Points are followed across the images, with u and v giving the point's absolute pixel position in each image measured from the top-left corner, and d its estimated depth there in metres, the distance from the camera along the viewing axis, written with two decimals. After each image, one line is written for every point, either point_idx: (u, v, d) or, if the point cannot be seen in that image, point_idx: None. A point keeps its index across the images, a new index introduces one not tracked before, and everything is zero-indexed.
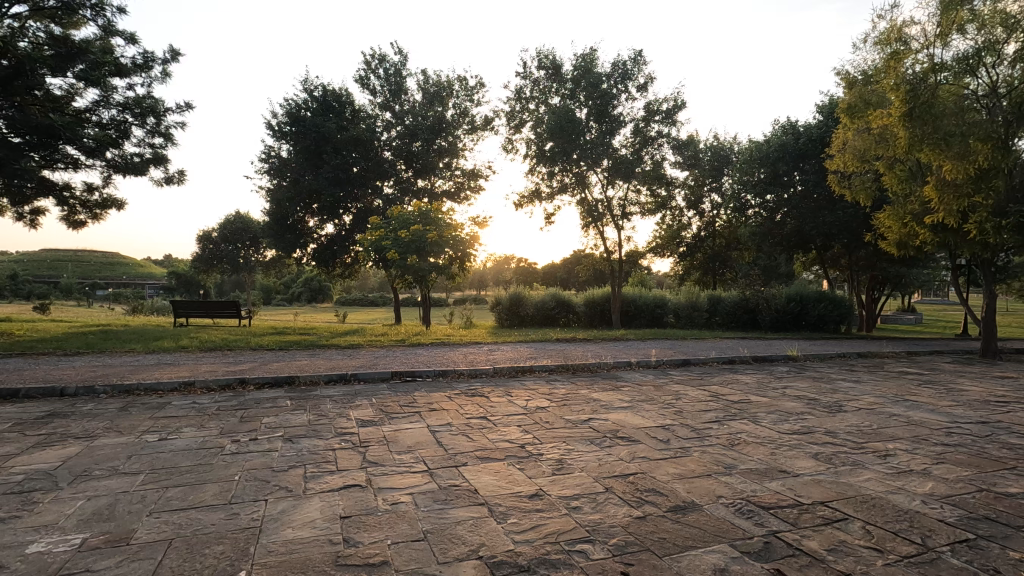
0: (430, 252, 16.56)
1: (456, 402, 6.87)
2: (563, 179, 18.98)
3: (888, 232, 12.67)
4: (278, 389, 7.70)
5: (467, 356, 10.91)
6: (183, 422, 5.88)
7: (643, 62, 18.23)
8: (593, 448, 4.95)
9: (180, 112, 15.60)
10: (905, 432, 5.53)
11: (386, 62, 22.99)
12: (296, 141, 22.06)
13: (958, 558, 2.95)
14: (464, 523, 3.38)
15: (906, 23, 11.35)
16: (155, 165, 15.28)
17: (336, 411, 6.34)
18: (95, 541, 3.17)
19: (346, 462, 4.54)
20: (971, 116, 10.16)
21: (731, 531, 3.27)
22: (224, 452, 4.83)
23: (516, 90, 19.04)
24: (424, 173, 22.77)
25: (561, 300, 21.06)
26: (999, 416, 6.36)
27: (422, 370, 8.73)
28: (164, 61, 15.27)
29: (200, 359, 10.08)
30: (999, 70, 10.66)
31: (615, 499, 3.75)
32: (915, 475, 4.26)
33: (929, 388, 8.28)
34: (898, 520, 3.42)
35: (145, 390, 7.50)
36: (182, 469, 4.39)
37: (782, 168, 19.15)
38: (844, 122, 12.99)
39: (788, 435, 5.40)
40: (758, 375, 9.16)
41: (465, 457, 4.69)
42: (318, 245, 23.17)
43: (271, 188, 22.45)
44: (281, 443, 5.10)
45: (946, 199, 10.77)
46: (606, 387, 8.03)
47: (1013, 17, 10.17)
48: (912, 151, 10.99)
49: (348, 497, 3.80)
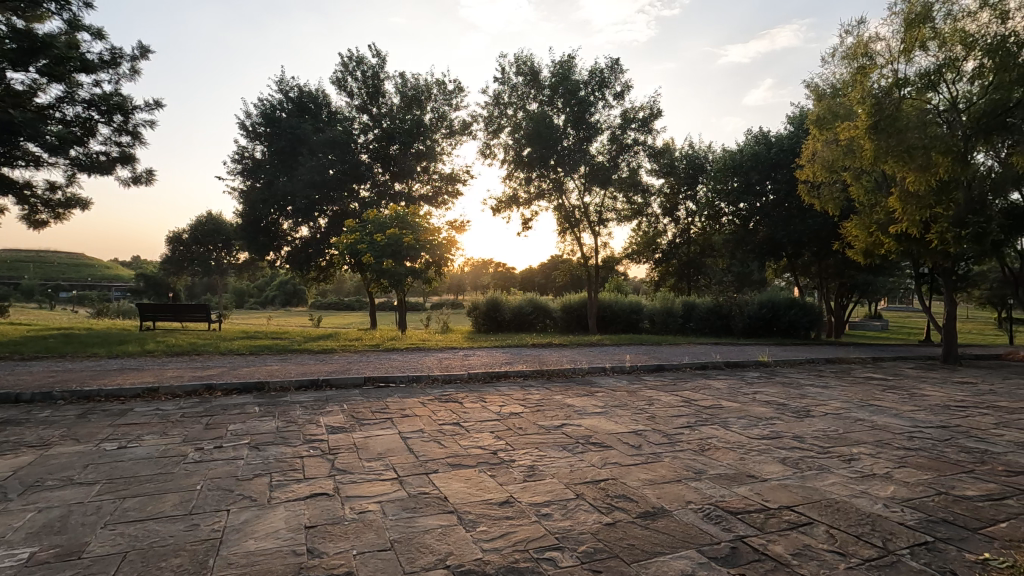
0: (406, 256, 16.44)
1: (429, 408, 6.79)
2: (541, 184, 19.08)
3: (855, 241, 13.01)
4: (247, 395, 7.54)
5: (443, 361, 10.81)
6: (145, 429, 5.69)
7: (620, 70, 18.42)
8: (564, 454, 4.94)
9: (149, 110, 15.25)
10: (869, 437, 5.66)
11: (364, 64, 22.86)
12: (271, 142, 21.86)
13: (917, 560, 3.01)
14: (432, 531, 3.33)
15: (872, 39, 11.77)
16: (122, 164, 14.86)
17: (306, 418, 6.22)
18: (43, 555, 3.03)
19: (314, 469, 4.45)
20: (933, 130, 10.50)
21: (699, 536, 3.28)
22: (186, 460, 4.68)
23: (493, 95, 19.08)
24: (401, 176, 22.68)
25: (537, 305, 21.02)
26: (958, 420, 6.58)
27: (396, 375, 8.62)
28: (133, 58, 14.92)
29: (167, 364, 9.79)
30: (959, 86, 11.04)
31: (586, 506, 3.73)
32: (878, 479, 4.35)
33: (893, 393, 8.50)
34: (861, 523, 3.49)
35: (106, 396, 7.25)
36: (141, 479, 4.23)
37: (755, 177, 19.52)
38: (814, 133, 13.29)
39: (757, 440, 5.47)
40: (731, 381, 9.30)
41: (436, 463, 4.63)
42: (292, 247, 22.75)
43: (245, 189, 22.06)
44: (247, 451, 4.98)
45: (909, 211, 11.12)
46: (581, 392, 8.04)
47: (971, 36, 10.54)
48: (878, 162, 11.31)
49: (314, 505, 3.71)
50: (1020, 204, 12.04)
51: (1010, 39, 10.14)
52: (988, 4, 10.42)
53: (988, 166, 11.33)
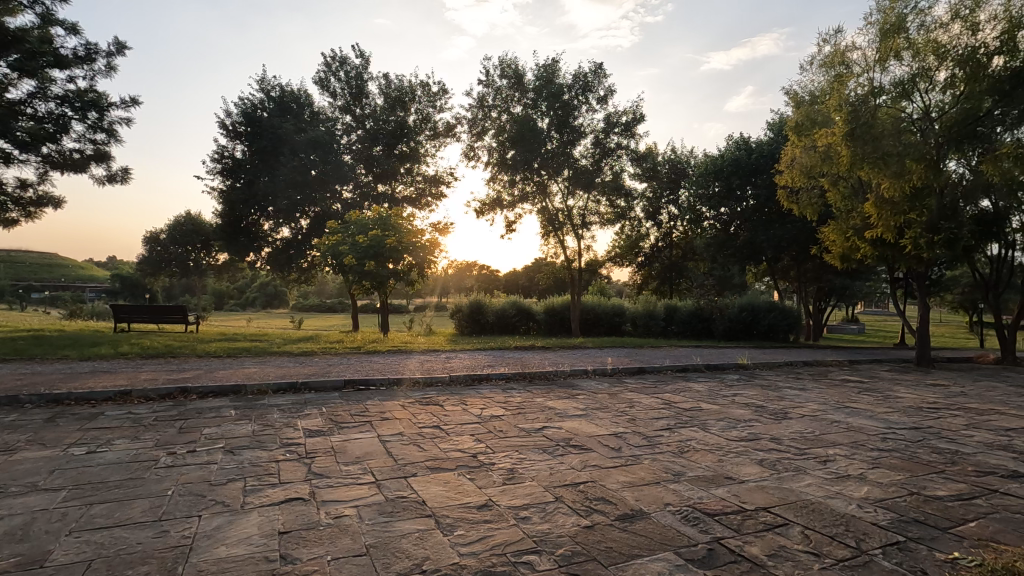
0: (389, 258, 16.31)
1: (409, 411, 6.72)
2: (524, 187, 19.06)
3: (832, 245, 13.25)
4: (223, 398, 7.37)
5: (424, 364, 10.73)
6: (116, 434, 5.54)
7: (603, 74, 18.53)
8: (544, 457, 4.93)
9: (125, 107, 14.96)
10: (845, 438, 5.75)
11: (347, 65, 22.75)
12: (252, 142, 21.44)
13: (889, 560, 3.05)
14: (409, 536, 3.29)
15: (848, 48, 12.01)
16: (97, 162, 14.53)
17: (284, 421, 6.12)
18: (2, 565, 2.92)
19: (289, 474, 4.37)
20: (907, 138, 10.76)
21: (676, 538, 3.29)
22: (157, 465, 4.57)
23: (477, 98, 19.07)
24: (385, 177, 22.50)
25: (521, 308, 21.01)
26: (930, 422, 6.71)
27: (377, 378, 8.52)
28: (109, 54, 14.63)
29: (141, 367, 9.60)
30: (931, 96, 11.30)
31: (565, 509, 3.73)
32: (853, 479, 4.41)
33: (868, 395, 8.67)
34: (836, 524, 3.52)
35: (76, 400, 7.05)
36: (111, 484, 4.12)
37: (736, 182, 19.88)
38: (793, 139, 13.46)
39: (735, 442, 5.52)
40: (710, 383, 9.40)
41: (415, 467, 4.58)
42: (273, 248, 22.47)
43: (224, 189, 21.55)
44: (221, 455, 4.87)
45: (885, 216, 11.30)
46: (562, 394, 8.05)
47: (944, 47, 10.85)
48: (854, 169, 11.47)
49: (289, 510, 3.65)
50: (990, 211, 12.41)
51: (979, 50, 10.62)
52: (960, 15, 10.78)
53: (959, 173, 11.67)
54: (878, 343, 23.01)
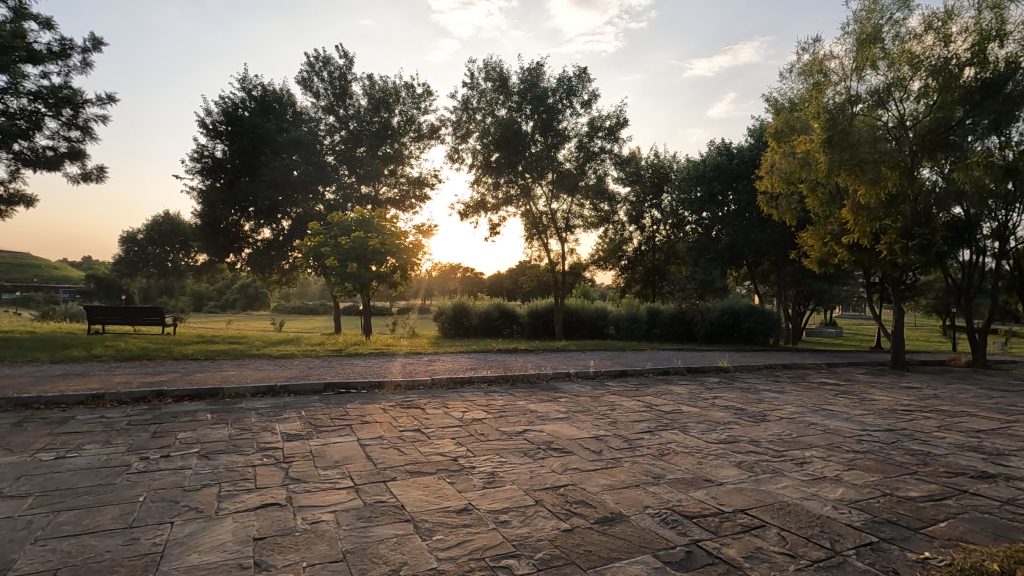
0: (372, 261, 16.18)
1: (390, 414, 6.66)
2: (508, 190, 19.05)
3: (810, 250, 13.46)
4: (199, 402, 7.23)
5: (407, 366, 10.63)
6: (86, 438, 5.40)
7: (587, 78, 18.63)
8: (525, 460, 4.92)
9: (101, 104, 14.69)
10: (822, 440, 5.83)
11: (331, 65, 22.61)
12: (232, 141, 20.92)
13: (862, 561, 3.10)
14: (387, 541, 3.25)
15: (826, 57, 12.21)
16: (71, 160, 14.21)
17: (262, 425, 6.02)
18: None
19: (266, 479, 4.30)
20: (883, 145, 11.01)
21: (655, 541, 3.30)
22: (129, 471, 4.46)
23: (462, 100, 19.04)
24: (367, 179, 22.31)
25: (505, 311, 20.99)
26: (904, 424, 6.85)
27: (357, 382, 8.43)
28: (85, 50, 14.35)
29: (115, 370, 9.38)
30: (906, 105, 11.55)
31: (544, 512, 3.72)
32: (828, 481, 4.48)
33: (844, 398, 8.80)
34: (811, 525, 3.57)
35: (45, 403, 6.86)
36: (79, 490, 4.01)
37: (717, 187, 20.25)
38: (772, 146, 13.63)
39: (714, 444, 5.57)
40: (692, 387, 9.46)
41: (394, 471, 4.54)
42: (253, 249, 22.21)
43: (203, 189, 21.12)
44: (196, 460, 4.78)
45: (861, 222, 11.54)
46: (544, 398, 8.04)
47: (918, 57, 11.14)
48: (831, 175, 11.65)
49: (265, 516, 3.59)
50: (962, 217, 12.74)
51: (951, 61, 10.95)
52: (933, 27, 11.10)
53: (932, 181, 11.95)
54: (856, 343, 26.38)
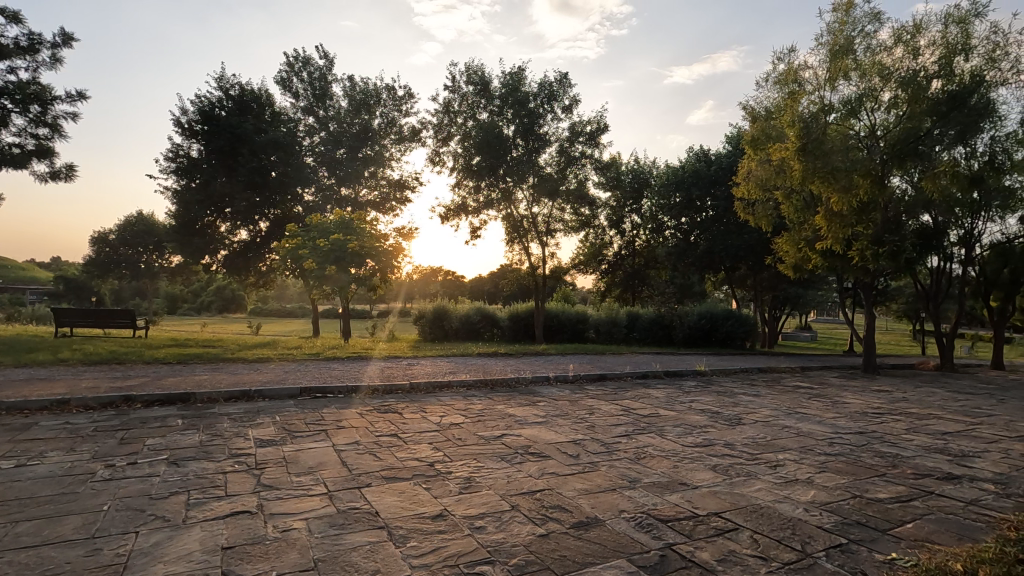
0: (351, 263, 15.98)
1: (367, 419, 6.58)
2: (489, 194, 19.02)
3: (786, 256, 13.72)
4: (170, 407, 7.07)
5: (386, 370, 10.51)
6: (49, 445, 5.23)
7: (568, 84, 18.74)
8: (502, 465, 4.90)
9: (71, 101, 14.34)
10: (795, 443, 5.93)
11: (311, 65, 22.40)
12: (208, 142, 20.48)
13: (832, 563, 3.14)
14: (360, 548, 3.20)
15: (801, 67, 12.50)
16: (39, 158, 13.80)
17: (234, 431, 5.89)
18: None
19: (237, 485, 4.21)
20: (855, 154, 11.28)
21: (630, 545, 3.32)
22: (94, 479, 4.32)
23: (443, 103, 18.99)
24: (347, 181, 22.05)
25: (485, 314, 20.98)
26: (874, 426, 7.01)
27: (334, 386, 8.32)
28: (54, 45, 13.98)
29: (83, 374, 9.10)
30: (877, 115, 11.86)
31: (520, 517, 3.71)
32: (800, 484, 4.54)
33: (817, 401, 8.96)
34: (783, 528, 3.62)
35: (7, 409, 6.63)
36: (40, 500, 3.88)
37: (696, 193, 20.54)
38: (749, 153, 13.86)
39: (690, 448, 5.61)
40: (669, 390, 9.54)
41: (369, 477, 4.48)
42: (230, 250, 21.81)
43: (177, 189, 20.65)
44: (164, 467, 4.66)
45: (834, 228, 11.80)
46: (523, 402, 8.02)
47: (888, 69, 11.45)
48: (805, 182, 11.90)
49: (234, 524, 3.51)
50: (930, 225, 13.06)
51: (920, 73, 11.27)
52: (902, 40, 11.48)
53: (902, 189, 12.25)
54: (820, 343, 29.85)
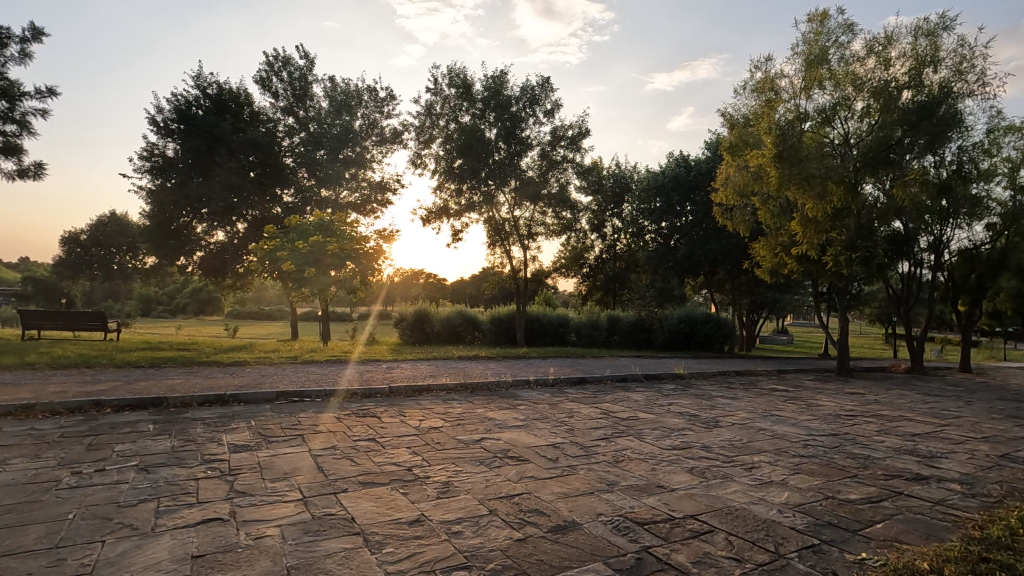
0: (331, 265, 15.77)
1: (345, 424, 6.49)
2: (471, 197, 18.93)
3: (763, 260, 13.88)
4: (141, 412, 6.89)
5: (366, 374, 10.40)
6: (12, 452, 5.06)
7: (551, 88, 18.80)
8: (481, 469, 4.88)
9: (41, 98, 13.98)
10: (770, 445, 6.02)
11: (290, 65, 22.15)
12: (184, 141, 20.11)
13: (804, 563, 3.20)
14: (334, 555, 3.16)
15: (777, 75, 12.72)
16: (5, 155, 13.39)
17: (207, 436, 5.77)
18: None
19: (209, 492, 4.12)
20: (829, 161, 11.51)
21: (607, 548, 3.33)
22: (58, 487, 4.19)
23: (425, 105, 18.93)
24: (327, 182, 21.74)
25: (467, 317, 20.81)
26: (847, 428, 7.14)
27: (312, 390, 8.19)
28: (24, 40, 13.61)
29: (50, 379, 8.81)
30: (850, 124, 12.15)
31: (497, 522, 3.70)
32: (775, 485, 4.61)
33: (793, 403, 9.11)
34: (757, 529, 3.66)
35: None
36: (1, 509, 3.75)
37: (676, 198, 20.77)
38: (727, 160, 14.04)
39: (668, 451, 5.65)
40: (649, 393, 9.61)
41: (345, 482, 4.43)
42: (206, 252, 21.35)
43: (152, 189, 20.23)
44: (134, 474, 4.54)
45: (809, 234, 12.01)
46: (503, 405, 8.00)
47: (860, 79, 11.75)
48: (782, 189, 12.09)
49: (206, 532, 3.44)
50: (902, 232, 13.36)
51: (891, 83, 11.60)
52: (873, 51, 11.81)
53: (875, 196, 12.54)
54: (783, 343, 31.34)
